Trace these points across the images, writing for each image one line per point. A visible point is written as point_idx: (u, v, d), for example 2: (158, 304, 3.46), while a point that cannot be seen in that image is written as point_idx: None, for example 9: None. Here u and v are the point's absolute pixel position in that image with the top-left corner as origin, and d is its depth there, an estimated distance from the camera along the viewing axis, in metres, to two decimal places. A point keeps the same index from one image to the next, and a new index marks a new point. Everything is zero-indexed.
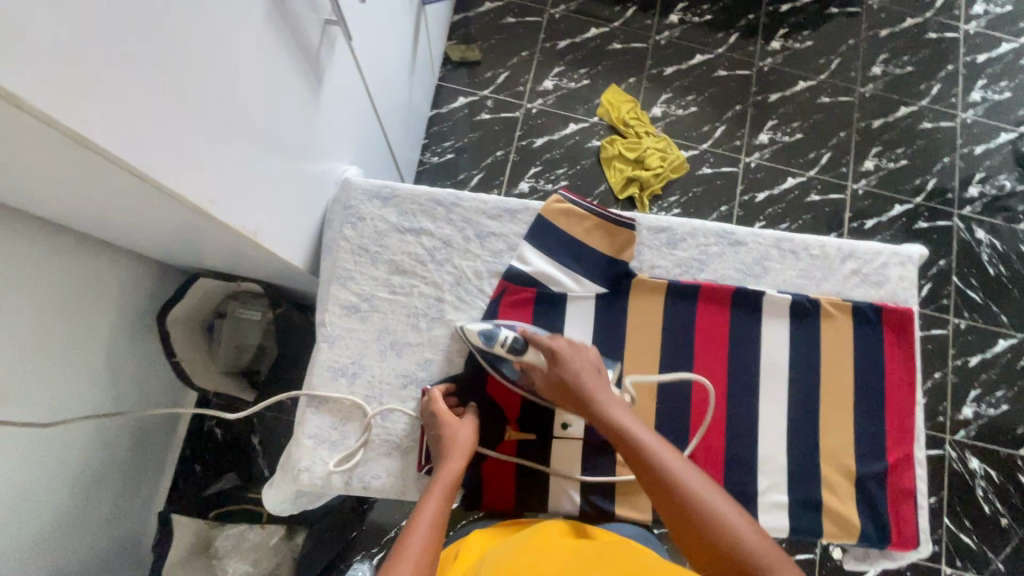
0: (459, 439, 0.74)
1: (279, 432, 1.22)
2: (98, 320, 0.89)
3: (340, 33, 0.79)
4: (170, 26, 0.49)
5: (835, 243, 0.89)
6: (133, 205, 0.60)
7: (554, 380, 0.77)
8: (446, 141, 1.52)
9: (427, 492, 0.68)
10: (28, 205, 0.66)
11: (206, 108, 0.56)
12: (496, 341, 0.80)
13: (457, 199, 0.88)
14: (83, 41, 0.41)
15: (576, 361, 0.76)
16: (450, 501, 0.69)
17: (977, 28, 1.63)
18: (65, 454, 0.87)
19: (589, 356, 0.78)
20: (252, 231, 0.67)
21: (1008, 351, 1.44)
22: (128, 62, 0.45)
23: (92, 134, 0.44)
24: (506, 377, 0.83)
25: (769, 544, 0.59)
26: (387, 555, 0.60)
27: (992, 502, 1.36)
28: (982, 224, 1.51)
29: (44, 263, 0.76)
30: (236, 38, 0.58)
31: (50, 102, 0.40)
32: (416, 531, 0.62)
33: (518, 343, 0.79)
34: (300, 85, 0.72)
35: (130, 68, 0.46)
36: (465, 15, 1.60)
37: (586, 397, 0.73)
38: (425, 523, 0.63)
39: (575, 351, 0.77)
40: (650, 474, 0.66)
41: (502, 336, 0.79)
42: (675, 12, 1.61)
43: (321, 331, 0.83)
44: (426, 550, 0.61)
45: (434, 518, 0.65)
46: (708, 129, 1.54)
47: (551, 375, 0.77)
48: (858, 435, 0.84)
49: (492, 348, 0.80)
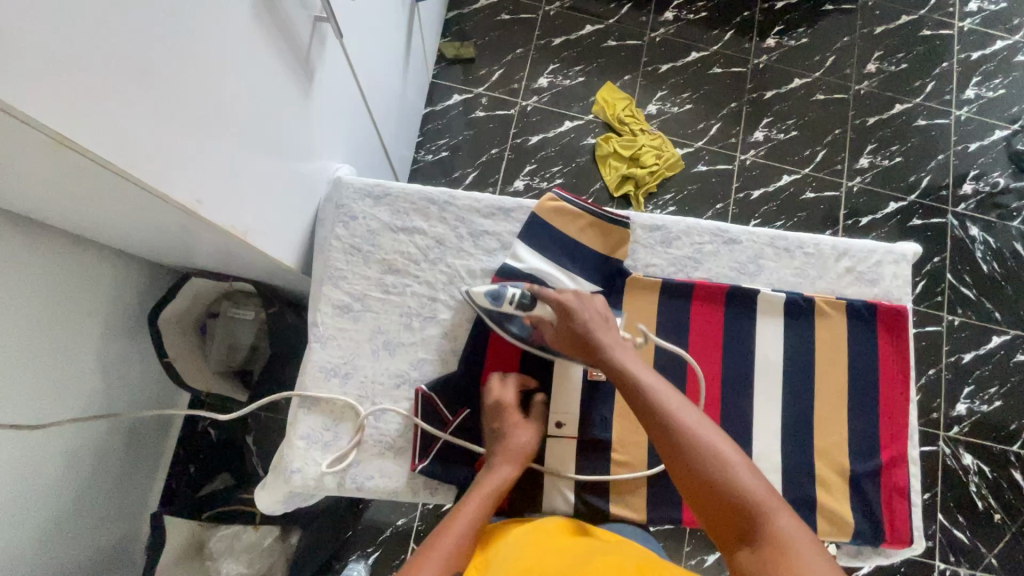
0: (515, 442, 0.76)
1: (273, 432, 1.22)
2: (88, 321, 0.88)
3: (331, 30, 0.78)
4: (157, 24, 0.48)
5: (829, 240, 0.89)
6: (121, 205, 0.59)
7: (564, 333, 0.76)
8: (440, 139, 1.51)
9: (472, 493, 0.71)
10: (16, 205, 0.66)
11: (192, 104, 0.55)
12: (503, 299, 0.80)
13: (450, 198, 0.88)
14: (63, 37, 0.40)
15: (586, 310, 0.75)
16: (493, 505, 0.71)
17: (971, 26, 1.63)
18: (56, 456, 0.86)
19: (596, 304, 0.77)
20: (242, 231, 0.66)
21: (1002, 348, 1.44)
22: (111, 59, 0.44)
23: (75, 132, 0.43)
24: (519, 338, 0.82)
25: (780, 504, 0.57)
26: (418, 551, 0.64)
27: (986, 497, 1.36)
28: (976, 221, 1.51)
29: (33, 263, 0.75)
30: (223, 33, 0.57)
31: (30, 101, 0.39)
32: (449, 534, 0.65)
33: (526, 299, 0.79)
34: (290, 82, 0.71)
35: (113, 64, 0.45)
36: (459, 12, 1.59)
37: (597, 345, 0.72)
38: (460, 527, 0.66)
39: (582, 301, 0.76)
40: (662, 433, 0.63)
41: (509, 293, 0.80)
42: (670, 9, 1.61)
43: (313, 331, 0.82)
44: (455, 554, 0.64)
45: (463, 529, 0.66)
46: (703, 126, 1.54)
47: (561, 327, 0.76)
48: (852, 432, 0.84)
49: (501, 306, 0.80)
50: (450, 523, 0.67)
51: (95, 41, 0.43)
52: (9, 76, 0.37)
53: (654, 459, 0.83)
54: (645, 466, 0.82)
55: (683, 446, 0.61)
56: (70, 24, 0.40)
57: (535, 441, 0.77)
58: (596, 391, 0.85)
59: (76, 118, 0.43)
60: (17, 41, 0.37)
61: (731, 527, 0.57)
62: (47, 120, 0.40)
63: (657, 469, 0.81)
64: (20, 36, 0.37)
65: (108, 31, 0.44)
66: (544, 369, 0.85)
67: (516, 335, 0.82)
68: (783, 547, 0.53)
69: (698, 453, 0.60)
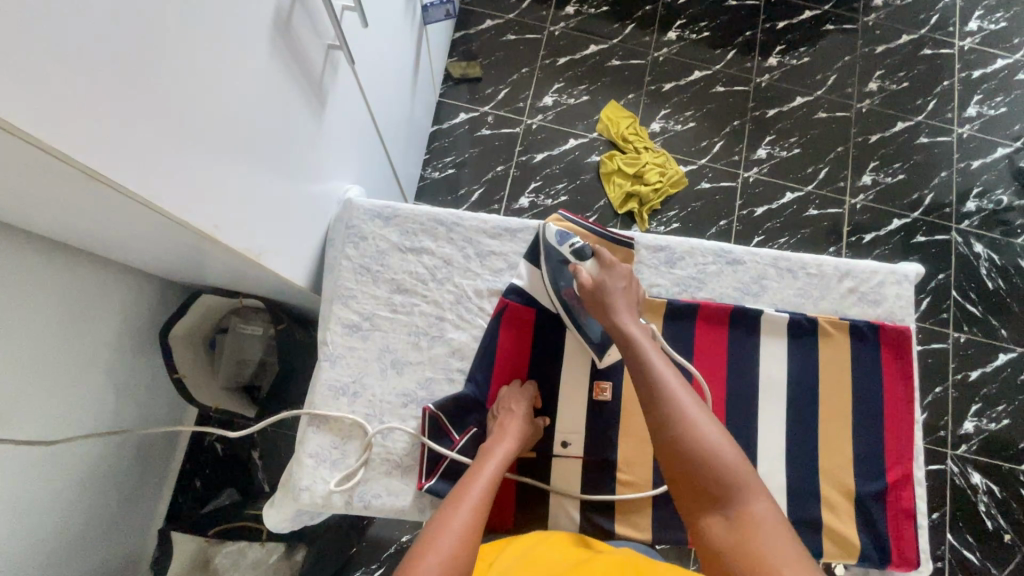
0: (510, 426, 0.77)
1: (280, 447, 1.23)
2: (100, 338, 0.89)
3: (343, 57, 0.80)
4: (181, 60, 0.51)
5: (832, 261, 0.90)
6: (141, 227, 0.62)
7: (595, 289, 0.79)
8: (447, 157, 1.54)
9: (471, 477, 0.69)
10: (37, 226, 0.68)
11: (205, 127, 0.56)
12: (566, 243, 0.84)
13: (458, 219, 0.90)
14: (95, 80, 0.43)
15: (620, 282, 0.80)
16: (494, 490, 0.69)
17: (971, 45, 1.65)
18: (65, 472, 0.87)
19: (636, 288, 0.82)
20: (256, 253, 0.68)
21: (1009, 365, 1.44)
22: (126, 86, 0.45)
23: (93, 160, 0.44)
24: (555, 287, 0.85)
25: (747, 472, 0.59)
26: (419, 533, 0.60)
27: (995, 517, 1.35)
28: (980, 238, 1.52)
29: (47, 282, 0.76)
30: (237, 60, 0.59)
31: (49, 133, 0.40)
32: (457, 514, 0.62)
33: (586, 250, 0.83)
34: (303, 108, 0.73)
35: (128, 92, 0.46)
36: (465, 32, 1.62)
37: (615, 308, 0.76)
38: (466, 506, 0.64)
39: (625, 274, 0.82)
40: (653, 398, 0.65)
41: (573, 240, 0.84)
42: (674, 28, 1.64)
43: (322, 350, 0.84)
44: (467, 532, 0.61)
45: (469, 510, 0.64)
46: (706, 144, 1.55)
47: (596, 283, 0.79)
48: (857, 453, 0.84)
49: (561, 249, 0.84)
50: (458, 499, 0.65)
51: (111, 70, 0.44)
52: (32, 111, 0.38)
53: (660, 480, 0.83)
54: (652, 486, 0.83)
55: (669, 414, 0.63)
56: (88, 58, 0.41)
57: (530, 428, 0.78)
58: (602, 410, 0.85)
59: (94, 146, 0.44)
60: (35, 75, 0.38)
61: (703, 497, 0.59)
62: (65, 149, 0.41)
63: (664, 489, 0.81)
64: (38, 71, 0.38)
65: (124, 60, 0.45)
66: (549, 388, 0.86)
67: (554, 284, 0.85)
68: (749, 520, 0.56)
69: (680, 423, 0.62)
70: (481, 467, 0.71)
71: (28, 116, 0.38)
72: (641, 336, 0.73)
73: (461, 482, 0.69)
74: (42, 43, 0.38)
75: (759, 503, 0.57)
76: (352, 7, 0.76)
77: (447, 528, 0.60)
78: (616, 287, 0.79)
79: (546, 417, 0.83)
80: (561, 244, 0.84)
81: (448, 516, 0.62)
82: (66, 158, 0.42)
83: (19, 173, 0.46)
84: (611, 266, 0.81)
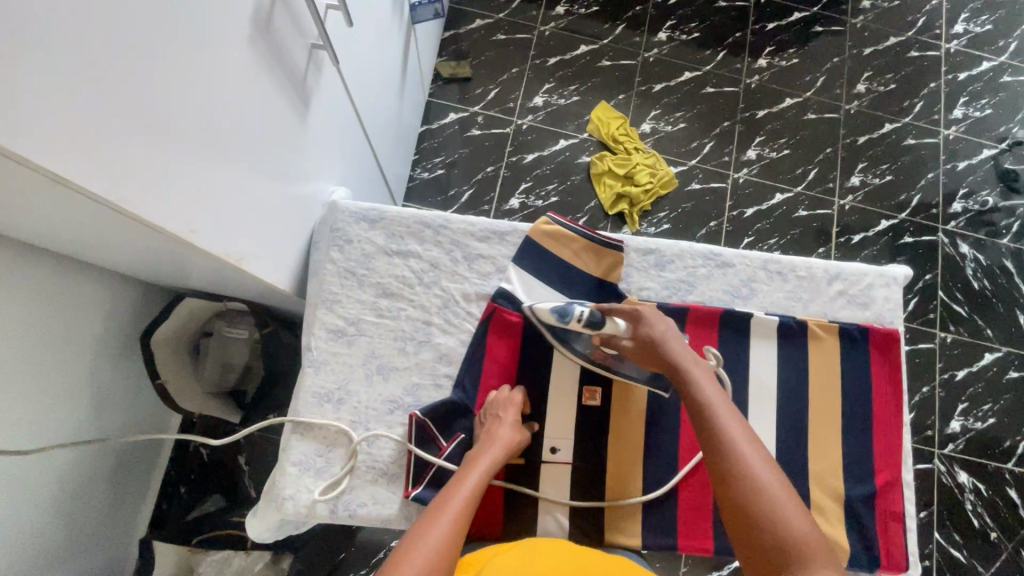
0: (498, 434, 0.76)
1: (266, 453, 1.21)
2: (80, 344, 0.87)
3: (327, 56, 0.79)
4: (154, 59, 0.49)
5: (821, 263, 0.90)
6: (113, 230, 0.59)
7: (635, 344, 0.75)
8: (436, 157, 1.53)
9: (454, 485, 0.68)
10: (7, 230, 0.66)
11: (183, 130, 0.54)
12: (571, 317, 0.79)
13: (445, 222, 0.88)
14: (62, 80, 0.40)
15: (659, 324, 0.75)
16: (477, 500, 0.68)
17: (957, 47, 1.66)
18: (43, 482, 0.85)
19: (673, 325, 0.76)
20: (236, 257, 0.66)
21: (995, 365, 1.45)
22: (97, 89, 0.44)
23: (62, 166, 0.42)
24: (575, 352, 0.83)
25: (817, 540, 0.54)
26: (398, 543, 0.59)
27: (981, 516, 1.36)
28: (966, 239, 1.53)
29: (22, 287, 0.74)
30: (213, 59, 0.56)
31: (14, 138, 0.38)
32: (436, 524, 0.61)
33: (596, 318, 0.78)
34: (284, 107, 0.71)
35: (100, 95, 0.44)
36: (455, 32, 1.61)
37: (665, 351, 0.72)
38: (447, 516, 0.62)
39: (660, 316, 0.76)
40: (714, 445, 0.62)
41: (576, 312, 0.79)
42: (664, 29, 1.63)
43: (307, 355, 0.82)
44: (446, 543, 0.59)
45: (451, 519, 0.62)
46: (696, 145, 1.55)
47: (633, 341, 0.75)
48: (846, 456, 0.84)
49: (568, 324, 0.80)
50: (440, 507, 0.64)
51: (80, 72, 0.42)
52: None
53: (650, 485, 0.82)
54: (641, 492, 0.82)
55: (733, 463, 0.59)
56: (55, 60, 0.40)
57: (519, 435, 0.77)
58: (591, 415, 0.84)
59: (63, 151, 0.42)
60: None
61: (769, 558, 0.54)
62: (32, 155, 0.40)
63: (653, 495, 0.81)
64: (2, 74, 0.36)
65: (95, 62, 0.43)
66: (538, 393, 0.85)
67: (577, 351, 0.83)
68: None
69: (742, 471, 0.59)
70: (465, 476, 0.70)
71: None
72: (703, 378, 0.68)
73: (443, 490, 0.68)
74: (6, 44, 0.36)
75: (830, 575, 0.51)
76: (336, 6, 0.75)
77: (426, 538, 0.59)
78: (661, 331, 0.74)
79: (534, 424, 0.82)
80: (567, 319, 0.80)
81: (429, 525, 0.61)
82: (34, 165, 0.40)
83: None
84: (637, 321, 0.76)
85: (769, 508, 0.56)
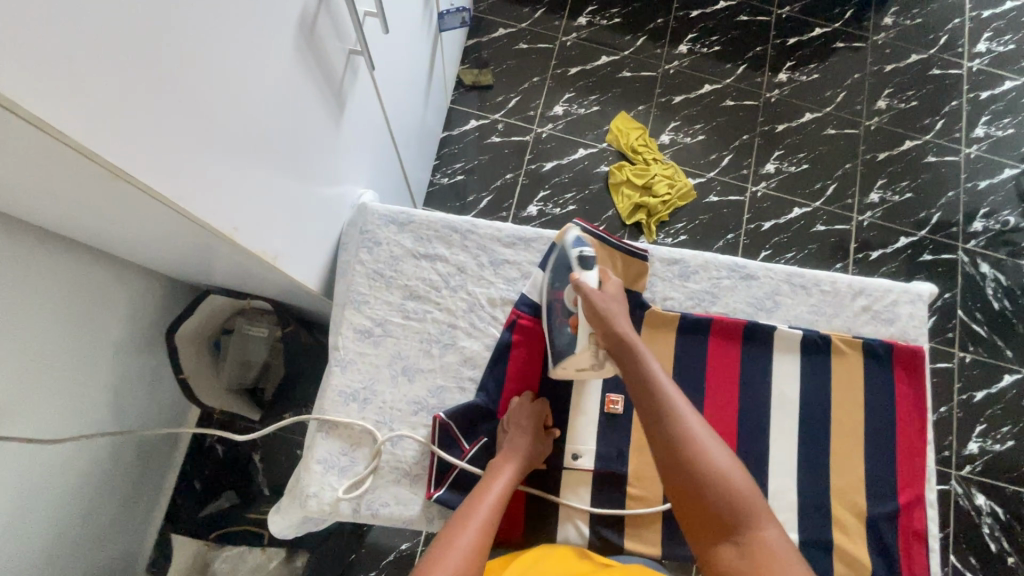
0: (519, 444, 0.76)
1: (282, 451, 1.22)
2: (106, 336, 0.89)
3: (364, 62, 0.81)
4: (212, 65, 0.52)
5: (846, 279, 0.90)
6: (156, 227, 0.62)
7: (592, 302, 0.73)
8: (456, 163, 1.54)
9: (479, 493, 0.69)
10: (53, 223, 0.68)
11: (228, 131, 0.56)
12: (575, 250, 0.80)
13: (473, 227, 0.90)
14: (133, 85, 0.44)
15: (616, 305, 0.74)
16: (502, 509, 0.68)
17: (980, 66, 1.66)
18: (66, 470, 0.86)
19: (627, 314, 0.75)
20: (272, 255, 0.68)
21: (1014, 387, 1.43)
22: (143, 79, 0.45)
23: (105, 152, 0.43)
24: (551, 286, 0.84)
25: (755, 494, 0.59)
26: (427, 551, 0.59)
27: (999, 540, 1.34)
28: (986, 258, 1.52)
29: (49, 277, 0.75)
30: (264, 65, 0.59)
31: (63, 120, 0.39)
32: (465, 532, 0.62)
33: (587, 264, 0.78)
34: (324, 113, 0.73)
35: (144, 85, 0.45)
36: (478, 40, 1.63)
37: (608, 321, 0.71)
38: (474, 524, 0.63)
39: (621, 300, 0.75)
40: (653, 410, 0.64)
41: (580, 249, 0.79)
42: (685, 42, 1.64)
43: (333, 354, 0.83)
44: (475, 549, 0.60)
45: (479, 526, 0.63)
46: (715, 157, 1.56)
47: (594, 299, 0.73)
48: (869, 472, 0.84)
49: (569, 253, 0.81)
50: (468, 516, 0.64)
51: (128, 61, 0.43)
52: (47, 98, 0.37)
53: None
54: (661, 502, 0.82)
55: (671, 429, 0.62)
56: (104, 47, 0.41)
57: (539, 448, 0.77)
58: (612, 423, 0.85)
59: (106, 136, 0.43)
60: (51, 59, 0.37)
61: (712, 525, 0.58)
62: (80, 139, 0.41)
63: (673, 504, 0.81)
64: (51, 58, 0.37)
65: (141, 54, 0.44)
66: (560, 400, 0.85)
67: (552, 283, 0.84)
68: (764, 548, 0.56)
69: (687, 440, 0.62)
70: (489, 487, 0.70)
71: (60, 111, 0.39)
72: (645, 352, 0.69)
73: (468, 498, 0.68)
74: (59, 27, 0.37)
75: (772, 532, 0.57)
76: (374, 13, 0.77)
77: (453, 550, 0.59)
78: (614, 305, 0.73)
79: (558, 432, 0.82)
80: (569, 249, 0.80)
81: (457, 532, 0.62)
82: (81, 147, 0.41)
83: (31, 163, 0.46)
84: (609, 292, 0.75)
85: (707, 469, 0.60)
